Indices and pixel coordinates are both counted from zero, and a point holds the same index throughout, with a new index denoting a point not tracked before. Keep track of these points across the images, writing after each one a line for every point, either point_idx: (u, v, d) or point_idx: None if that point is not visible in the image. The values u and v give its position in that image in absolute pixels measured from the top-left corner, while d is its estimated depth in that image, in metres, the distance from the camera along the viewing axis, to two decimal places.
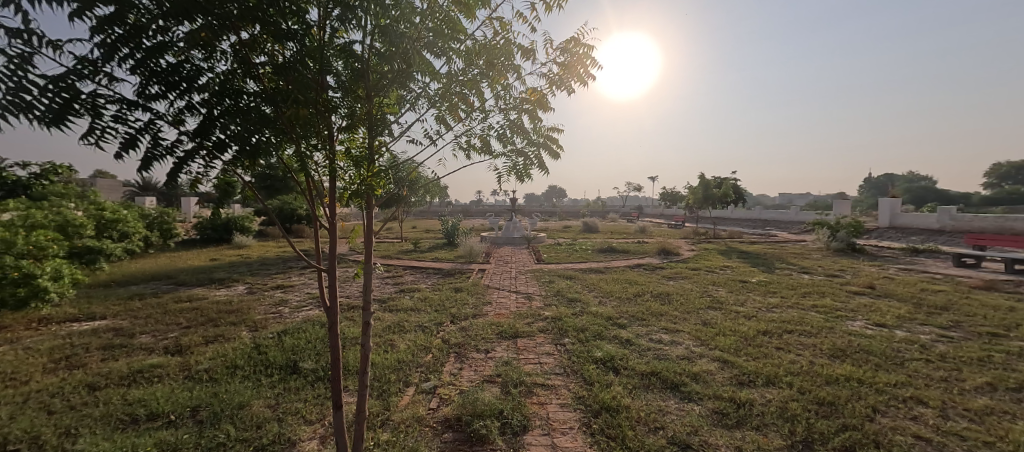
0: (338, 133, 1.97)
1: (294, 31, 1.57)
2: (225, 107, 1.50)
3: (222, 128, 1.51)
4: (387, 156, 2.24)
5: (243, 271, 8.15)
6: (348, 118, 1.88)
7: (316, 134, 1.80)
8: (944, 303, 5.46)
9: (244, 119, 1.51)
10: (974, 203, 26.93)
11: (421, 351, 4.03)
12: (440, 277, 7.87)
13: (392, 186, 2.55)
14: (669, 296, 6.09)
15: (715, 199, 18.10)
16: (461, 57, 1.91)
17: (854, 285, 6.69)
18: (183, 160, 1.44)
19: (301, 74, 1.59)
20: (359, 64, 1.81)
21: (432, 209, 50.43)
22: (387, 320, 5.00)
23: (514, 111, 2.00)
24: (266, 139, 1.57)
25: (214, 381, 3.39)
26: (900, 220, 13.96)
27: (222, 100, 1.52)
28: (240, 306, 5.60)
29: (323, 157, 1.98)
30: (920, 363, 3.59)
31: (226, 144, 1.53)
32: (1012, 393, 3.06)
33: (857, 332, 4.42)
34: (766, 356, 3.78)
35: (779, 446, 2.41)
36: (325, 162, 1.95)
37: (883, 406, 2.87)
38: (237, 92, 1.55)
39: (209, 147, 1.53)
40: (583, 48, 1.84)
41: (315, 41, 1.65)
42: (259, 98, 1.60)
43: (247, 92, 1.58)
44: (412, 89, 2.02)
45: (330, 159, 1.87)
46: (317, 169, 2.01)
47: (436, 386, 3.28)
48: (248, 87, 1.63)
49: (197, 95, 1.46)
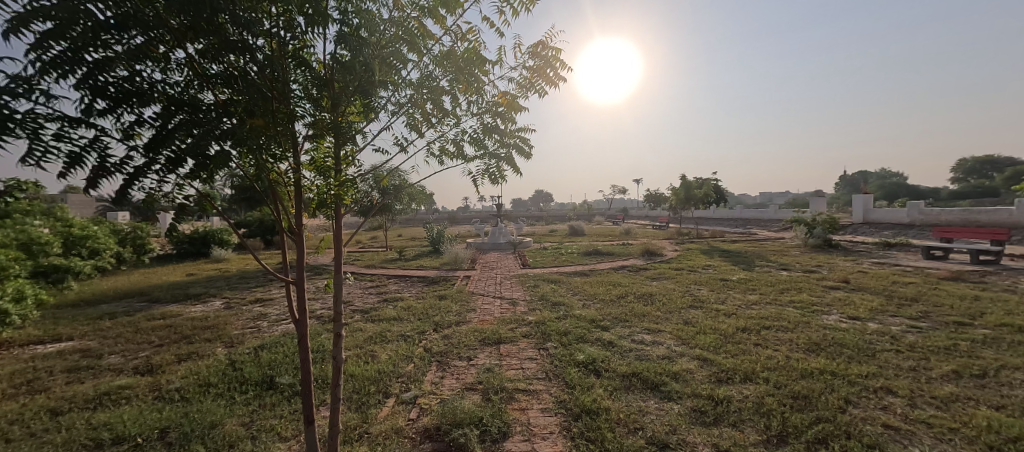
0: (304, 142, 1.95)
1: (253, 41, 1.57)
2: (176, 120, 1.47)
3: (175, 142, 1.47)
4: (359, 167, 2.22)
5: (221, 286, 7.96)
6: (312, 127, 1.84)
7: (278, 145, 1.78)
8: (914, 295, 5.65)
9: (200, 132, 1.49)
10: (943, 198, 28.01)
11: (403, 361, 3.98)
12: (425, 285, 7.81)
13: (364, 194, 2.53)
14: (652, 297, 6.14)
15: (697, 200, 18.47)
16: (427, 64, 1.94)
17: (831, 280, 6.86)
18: (134, 177, 1.41)
19: (259, 87, 1.58)
20: (323, 74, 1.80)
21: (419, 216, 50.17)
22: (369, 331, 4.93)
23: (487, 115, 2.03)
24: (223, 149, 1.54)
25: (186, 400, 3.29)
26: (874, 215, 14.45)
27: (174, 113, 1.49)
28: (216, 322, 5.45)
29: (289, 168, 1.95)
30: (891, 354, 3.69)
31: (179, 158, 1.50)
32: (975, 379, 3.16)
33: (832, 326, 4.53)
34: (744, 353, 3.84)
35: (754, 441, 2.43)
36: (290, 174, 1.92)
37: (855, 397, 2.94)
38: (192, 105, 1.53)
39: (162, 162, 1.49)
40: (551, 51, 1.87)
41: (275, 52, 1.65)
42: (217, 110, 1.58)
43: (202, 104, 1.56)
44: (379, 98, 2.01)
45: (295, 168, 1.85)
46: (285, 179, 1.98)
47: (417, 396, 3.24)
48: (205, 98, 1.61)
49: (148, 108, 1.43)
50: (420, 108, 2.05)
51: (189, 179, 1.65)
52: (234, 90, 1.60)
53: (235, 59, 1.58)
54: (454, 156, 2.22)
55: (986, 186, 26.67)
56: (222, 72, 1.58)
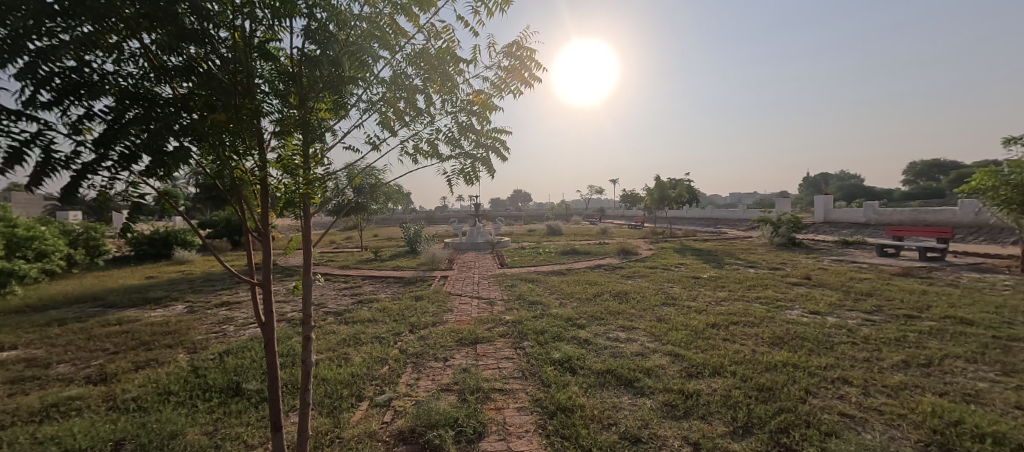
0: (270, 140, 1.87)
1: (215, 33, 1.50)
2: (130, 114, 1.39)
3: (129, 137, 1.39)
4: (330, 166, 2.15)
5: (184, 289, 7.58)
6: (279, 123, 1.77)
7: (242, 142, 1.70)
8: (868, 290, 6.00)
9: (156, 127, 1.40)
10: (896, 199, 29.90)
11: (377, 363, 3.91)
12: (402, 286, 7.69)
13: (335, 194, 2.45)
14: (626, 295, 6.28)
15: (671, 200, 19.00)
16: (402, 61, 1.91)
17: (793, 277, 7.21)
18: (84, 174, 1.32)
19: (222, 80, 1.51)
20: (292, 69, 1.74)
21: (396, 216, 49.34)
22: (341, 333, 4.81)
23: (461, 114, 2.02)
24: (183, 145, 1.46)
25: (144, 410, 3.11)
26: (834, 215, 15.27)
27: (129, 106, 1.40)
28: (178, 327, 5.19)
29: (254, 165, 1.87)
30: (847, 346, 3.91)
31: (135, 155, 1.41)
32: (921, 368, 3.39)
33: (794, 320, 4.76)
34: (713, 348, 3.98)
35: (721, 432, 2.52)
36: (256, 171, 1.84)
37: (814, 388, 3.09)
38: (148, 98, 1.44)
39: (115, 159, 1.40)
40: (526, 51, 1.87)
41: (239, 44, 1.57)
42: (175, 105, 1.50)
43: (159, 98, 1.48)
44: (351, 95, 1.97)
45: (261, 165, 1.78)
46: (250, 178, 1.89)
47: (391, 398, 3.18)
48: (162, 92, 1.52)
49: (100, 101, 1.35)
50: (393, 106, 2.01)
51: (145, 177, 1.55)
52: (194, 84, 1.52)
53: (196, 51, 1.51)
54: (429, 156, 2.18)
55: (933, 188, 28.67)
56: (181, 64, 1.50)
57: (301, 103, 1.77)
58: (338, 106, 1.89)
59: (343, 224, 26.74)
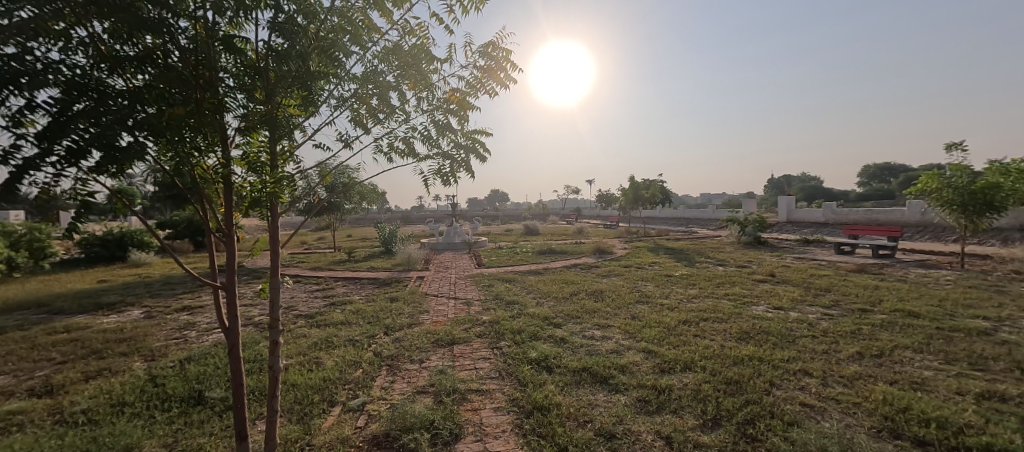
0: (235, 136, 1.77)
1: (174, 22, 1.42)
2: (77, 106, 1.29)
3: (77, 131, 1.29)
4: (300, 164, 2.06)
5: (142, 293, 7.14)
6: (244, 119, 1.67)
7: (204, 139, 1.60)
8: (827, 286, 6.35)
9: (108, 121, 1.31)
10: (852, 200, 31.83)
11: (351, 366, 3.81)
12: (377, 287, 7.53)
13: (305, 193, 2.35)
14: (602, 293, 6.39)
15: (645, 200, 19.49)
16: (375, 57, 1.87)
17: (759, 274, 7.55)
18: (24, 170, 1.21)
19: (181, 73, 1.43)
20: (259, 63, 1.67)
21: (372, 216, 48.23)
22: (313, 337, 4.66)
23: (438, 113, 1.99)
24: (138, 140, 1.37)
25: (94, 423, 2.91)
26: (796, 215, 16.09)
27: (77, 98, 1.30)
28: (134, 333, 4.88)
29: (217, 163, 1.76)
30: (807, 339, 4.13)
31: (83, 150, 1.31)
32: (874, 358, 3.61)
33: (760, 316, 4.98)
34: (685, 344, 4.11)
35: (692, 425, 2.61)
36: (219, 169, 1.73)
37: (778, 380, 3.24)
38: (97, 89, 1.34)
39: (60, 154, 1.29)
40: (502, 51, 1.87)
41: (199, 34, 1.48)
42: (130, 97, 1.40)
43: (111, 90, 1.38)
44: (321, 92, 1.90)
45: (225, 163, 1.69)
46: (213, 176, 1.79)
47: (365, 402, 3.11)
48: (115, 83, 1.42)
49: (43, 92, 1.24)
50: (366, 103, 1.96)
51: (94, 174, 1.44)
52: (150, 76, 1.43)
53: (154, 41, 1.42)
54: (404, 155, 2.13)
55: (885, 190, 30.70)
56: (136, 54, 1.41)
57: (267, 98, 1.68)
58: (308, 103, 1.81)
59: (314, 224, 25.93)
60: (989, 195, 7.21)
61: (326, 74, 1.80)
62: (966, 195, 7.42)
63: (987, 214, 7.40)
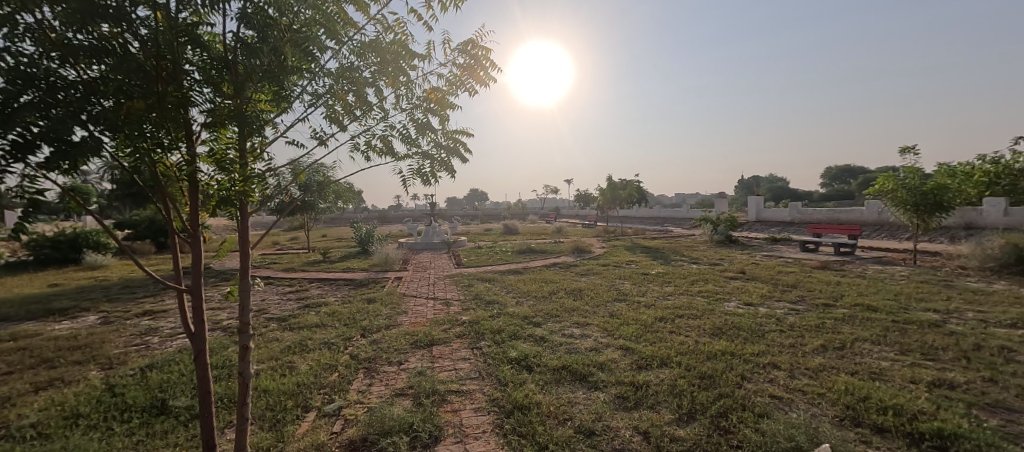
0: (201, 132, 1.68)
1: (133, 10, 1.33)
2: (24, 97, 1.19)
3: (23, 124, 1.19)
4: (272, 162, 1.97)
5: (98, 297, 6.71)
6: (211, 115, 1.59)
7: (167, 134, 1.51)
8: (793, 282, 6.66)
9: (59, 114, 1.22)
10: (816, 200, 33.49)
11: (326, 370, 3.71)
12: (353, 288, 7.36)
13: (277, 191, 2.25)
14: (581, 292, 6.47)
15: (623, 200, 19.88)
16: (352, 53, 1.81)
17: (731, 271, 7.84)
18: None
19: (142, 64, 1.34)
20: (227, 55, 1.59)
21: (348, 216, 47.10)
22: (286, 340, 4.50)
23: (417, 111, 1.95)
24: (94, 135, 1.28)
25: (44, 438, 2.71)
26: (765, 214, 16.79)
27: (23, 88, 1.20)
28: (90, 341, 4.58)
29: (181, 160, 1.67)
30: (776, 333, 4.32)
31: (31, 145, 1.21)
32: (836, 351, 3.82)
33: (731, 312, 5.17)
34: (661, 340, 4.22)
35: (668, 420, 2.67)
36: (184, 167, 1.63)
37: (749, 373, 3.37)
38: (46, 80, 1.24)
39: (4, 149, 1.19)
40: (482, 50, 1.86)
41: (160, 24, 1.40)
42: (84, 89, 1.31)
43: (62, 80, 1.28)
44: (295, 87, 1.83)
45: (191, 161, 1.60)
46: (177, 174, 1.69)
47: (341, 407, 3.03)
48: (66, 74, 1.32)
49: None
50: (342, 99, 1.90)
51: (44, 171, 1.33)
52: (107, 67, 1.34)
53: (111, 29, 1.33)
54: (383, 153, 2.08)
55: (845, 190, 32.47)
56: (90, 44, 1.32)
57: (236, 93, 1.60)
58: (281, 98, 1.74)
59: (287, 224, 25.09)
60: (938, 196, 7.75)
61: (300, 69, 1.74)
62: (918, 195, 7.90)
63: (936, 214, 7.93)
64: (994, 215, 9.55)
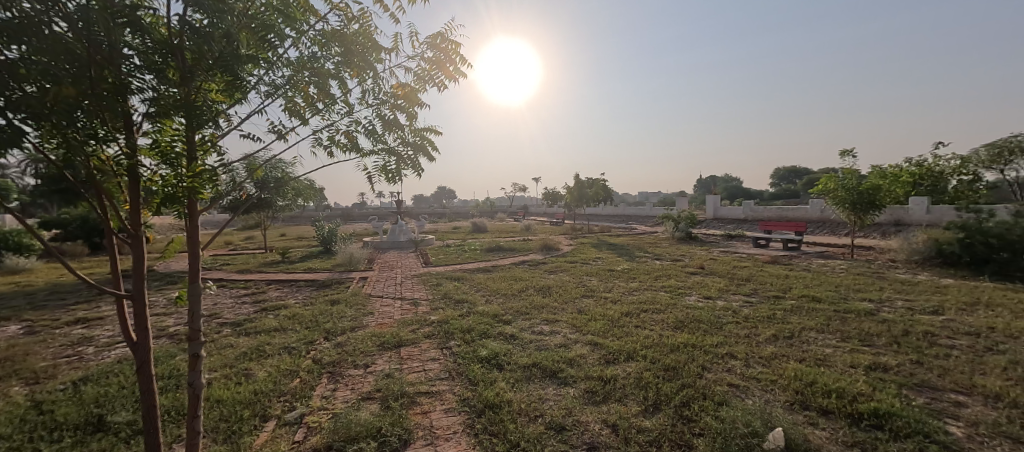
0: (142, 123, 1.52)
1: None
2: None
3: None
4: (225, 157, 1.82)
5: (18, 305, 5.99)
6: (154, 105, 1.44)
7: (102, 125, 1.35)
8: (747, 276, 7.09)
9: None
10: (767, 199, 35.87)
11: (287, 376, 3.52)
12: (316, 289, 7.04)
13: (231, 189, 2.09)
14: (549, 289, 6.55)
15: (590, 198, 20.36)
16: (313, 42, 1.71)
17: (691, 267, 8.22)
18: None
19: (70, 46, 1.19)
20: (171, 39, 1.44)
21: (310, 214, 45.03)
22: (242, 346, 4.23)
23: (383, 107, 1.88)
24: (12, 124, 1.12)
25: None
26: (722, 212, 17.76)
27: None
28: (8, 353, 4.07)
29: (120, 154, 1.51)
30: (732, 325, 4.58)
31: None
32: (786, 340, 4.10)
33: (692, 305, 5.42)
34: (627, 335, 4.35)
35: (635, 412, 2.76)
36: (122, 161, 1.47)
37: (709, 364, 3.55)
38: None
39: None
40: (451, 44, 1.82)
41: (92, 2, 1.25)
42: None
43: None
44: (250, 77, 1.70)
45: (131, 154, 1.44)
46: (115, 169, 1.52)
47: (303, 414, 2.88)
48: None
49: None
50: (303, 92, 1.79)
51: None
52: (24, 47, 1.18)
53: (30, 4, 1.17)
54: (347, 149, 1.98)
55: (792, 190, 35.02)
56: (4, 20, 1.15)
57: (183, 81, 1.46)
58: (234, 89, 1.60)
59: (241, 223, 23.62)
60: (872, 195, 8.51)
61: (255, 57, 1.61)
62: (855, 194, 8.63)
63: (870, 211, 8.71)
64: (918, 213, 10.64)
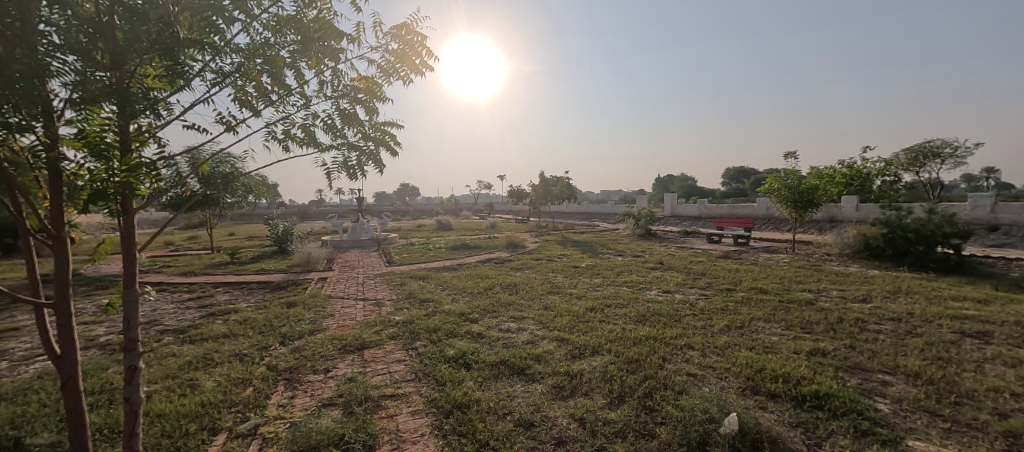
0: (62, 109, 1.33)
1: None
2: None
3: None
4: (165, 149, 1.64)
5: None
6: (78, 89, 1.26)
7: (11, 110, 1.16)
8: (702, 270, 7.52)
9: None
10: (718, 197, 38.18)
11: (238, 385, 3.28)
12: (269, 292, 6.62)
13: (170, 185, 1.89)
14: (516, 286, 6.59)
15: (555, 196, 20.71)
16: (265, 28, 1.58)
17: (651, 262, 8.59)
18: None
19: None
20: (97, 14, 1.27)
21: (262, 212, 42.28)
22: (186, 355, 3.89)
23: (343, 100, 1.79)
24: None
25: None
26: (679, 210, 18.70)
27: None
28: None
29: (34, 144, 1.30)
30: (690, 317, 4.84)
31: None
32: (737, 329, 4.38)
33: (653, 299, 5.67)
34: (592, 330, 4.47)
35: (601, 404, 2.84)
36: (39, 152, 1.28)
37: (669, 355, 3.72)
38: None
39: None
40: (417, 36, 1.75)
41: None
42: None
43: None
44: (193, 62, 1.54)
45: (49, 144, 1.25)
46: (27, 162, 1.31)
47: (258, 425, 2.69)
48: None
49: None
50: (255, 81, 1.66)
51: None
52: None
53: None
54: (303, 144, 1.86)
55: (741, 189, 37.54)
56: None
57: (113, 64, 1.29)
58: (175, 75, 1.44)
59: (182, 222, 21.74)
60: (810, 194, 9.30)
61: (199, 41, 1.45)
62: (796, 193, 9.40)
63: (808, 209, 9.52)
64: (849, 210, 11.79)
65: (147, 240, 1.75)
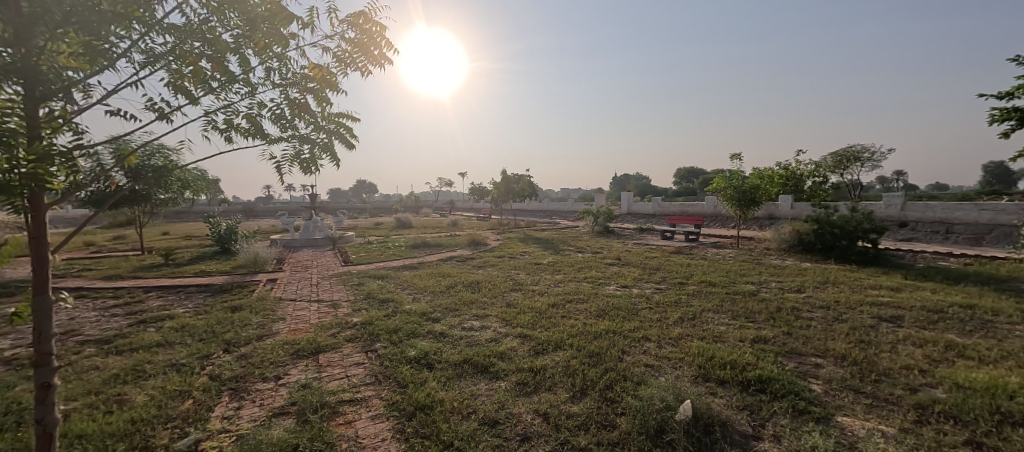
0: None
1: None
2: None
3: None
4: (84, 137, 1.43)
5: None
6: None
7: None
8: (656, 265, 7.91)
9: None
10: (670, 196, 40.39)
11: (175, 398, 2.97)
12: (210, 295, 6.07)
13: (88, 179, 1.65)
14: (478, 284, 6.55)
15: (517, 193, 20.87)
16: (203, 6, 1.42)
17: (609, 258, 8.91)
18: None
19: None
20: None
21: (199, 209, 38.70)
22: (110, 368, 3.46)
23: (294, 89, 1.66)
24: None
25: None
26: (635, 207, 19.55)
27: None
28: None
29: None
30: (646, 310, 5.07)
31: None
32: (689, 320, 4.66)
33: (612, 294, 5.88)
34: (554, 325, 4.55)
35: (564, 398, 2.89)
36: None
37: (628, 347, 3.87)
38: None
39: None
40: (375, 26, 1.66)
41: None
42: None
43: None
44: (115, 40, 1.35)
45: None
46: None
47: (199, 440, 2.45)
48: None
49: None
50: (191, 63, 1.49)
51: None
52: None
53: None
54: (248, 135, 1.71)
55: (690, 188, 39.97)
56: None
57: (13, 36, 1.09)
58: (97, 53, 1.25)
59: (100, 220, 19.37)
60: (752, 193, 10.09)
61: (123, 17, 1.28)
62: (740, 192, 10.15)
63: (750, 208, 10.33)
64: (785, 208, 12.99)
65: (64, 240, 1.53)
